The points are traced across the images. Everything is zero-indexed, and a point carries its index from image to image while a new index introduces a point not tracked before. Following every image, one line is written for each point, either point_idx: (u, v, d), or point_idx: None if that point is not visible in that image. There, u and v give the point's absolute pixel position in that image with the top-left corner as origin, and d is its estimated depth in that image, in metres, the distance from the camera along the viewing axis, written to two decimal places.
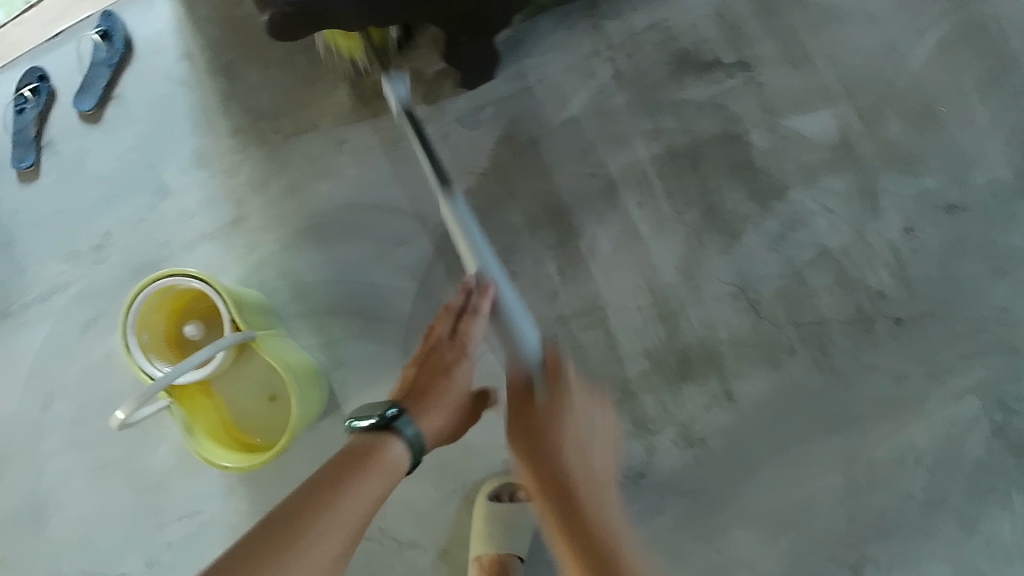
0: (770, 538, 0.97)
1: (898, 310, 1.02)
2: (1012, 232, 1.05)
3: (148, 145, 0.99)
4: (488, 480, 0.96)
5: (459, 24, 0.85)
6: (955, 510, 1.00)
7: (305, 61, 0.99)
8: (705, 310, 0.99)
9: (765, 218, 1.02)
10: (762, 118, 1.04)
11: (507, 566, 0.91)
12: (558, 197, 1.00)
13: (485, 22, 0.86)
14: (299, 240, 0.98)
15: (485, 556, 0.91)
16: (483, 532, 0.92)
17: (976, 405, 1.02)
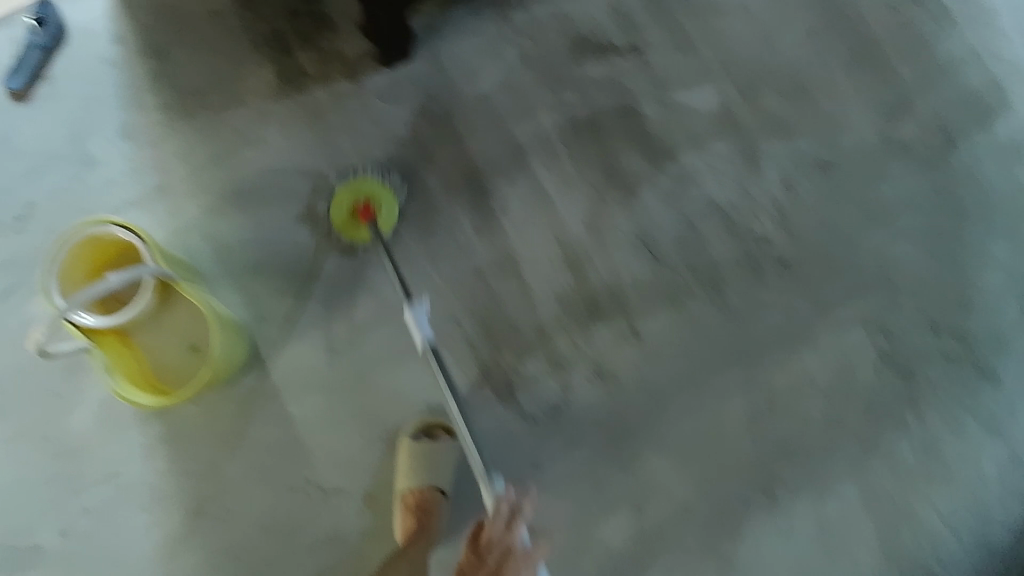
0: (682, 465, 1.04)
1: (784, 254, 1.13)
2: (882, 183, 1.21)
3: (76, 120, 1.04)
4: (409, 424, 0.99)
5: None
6: (858, 432, 1.11)
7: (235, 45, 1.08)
8: (610, 258, 1.07)
9: (657, 176, 1.11)
10: (651, 92, 1.15)
11: (429, 501, 0.94)
12: (471, 161, 1.08)
13: None
14: (224, 205, 1.03)
15: (408, 495, 0.94)
16: (408, 470, 0.95)
17: (862, 335, 1.14)
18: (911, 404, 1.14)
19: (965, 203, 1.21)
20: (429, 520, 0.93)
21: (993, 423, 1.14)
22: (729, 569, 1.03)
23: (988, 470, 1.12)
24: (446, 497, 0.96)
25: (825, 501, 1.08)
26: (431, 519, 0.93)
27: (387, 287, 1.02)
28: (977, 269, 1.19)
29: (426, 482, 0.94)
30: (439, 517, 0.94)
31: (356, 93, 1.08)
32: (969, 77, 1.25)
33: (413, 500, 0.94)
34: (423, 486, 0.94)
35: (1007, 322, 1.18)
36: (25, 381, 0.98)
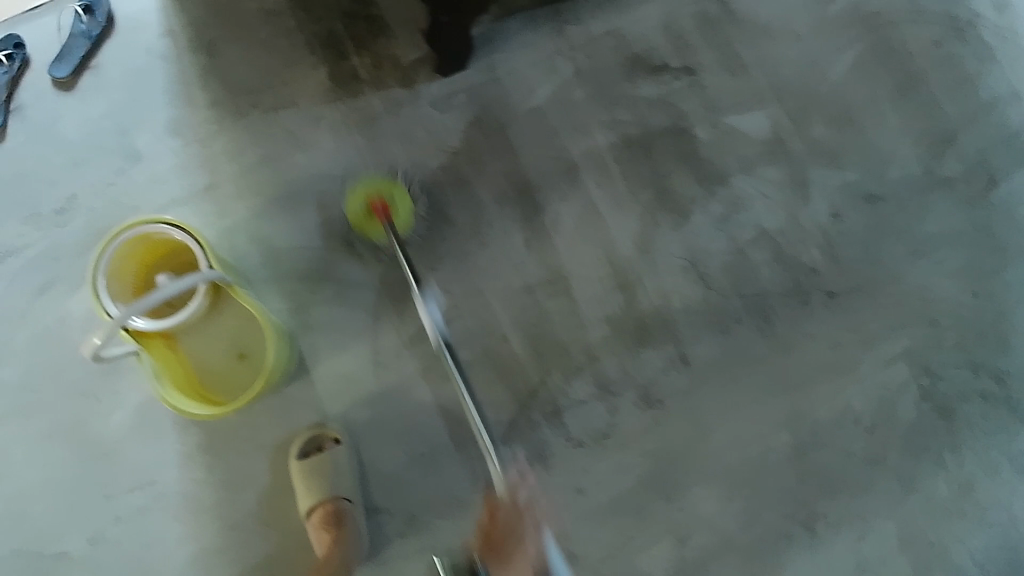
0: (726, 496, 1.03)
1: (832, 285, 1.12)
2: (926, 218, 1.17)
3: (122, 113, 1.00)
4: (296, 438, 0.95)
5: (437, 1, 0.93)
6: (897, 469, 1.10)
7: (284, 44, 1.04)
8: (660, 281, 1.06)
9: (710, 201, 1.10)
10: (705, 115, 1.13)
11: (337, 511, 0.90)
12: (524, 175, 1.05)
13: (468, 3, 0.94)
14: (271, 207, 1.00)
15: (316, 512, 0.90)
16: (302, 484, 0.91)
17: (905, 371, 1.13)
18: (949, 443, 1.12)
19: (1004, 241, 1.18)
20: (336, 529, 0.89)
21: (1019, 459, 1.12)
22: None
23: (1016, 509, 1.10)
24: (351, 502, 0.92)
25: (865, 538, 1.06)
26: (342, 526, 0.89)
27: (437, 301, 1.01)
28: (1015, 304, 1.16)
29: (325, 494, 0.90)
30: (353, 521, 0.91)
31: (410, 99, 1.05)
32: (1011, 112, 1.22)
33: (319, 513, 0.90)
34: (326, 495, 0.90)
35: None
36: (60, 380, 0.94)
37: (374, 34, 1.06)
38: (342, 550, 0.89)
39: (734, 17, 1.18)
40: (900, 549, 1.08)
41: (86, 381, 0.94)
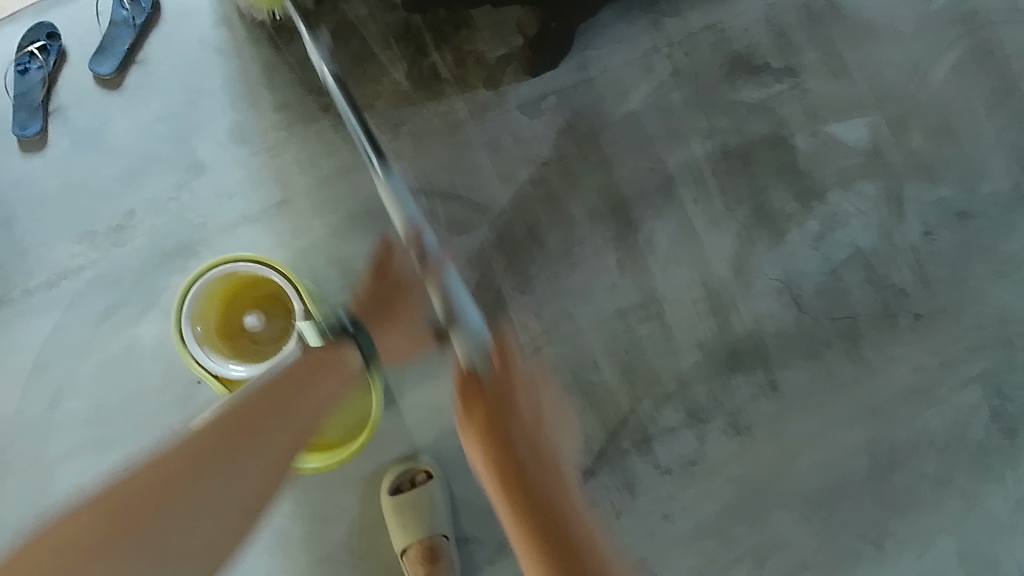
0: (805, 517, 1.04)
1: (920, 306, 1.09)
2: (1013, 235, 1.13)
3: (177, 116, 0.90)
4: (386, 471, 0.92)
5: None
6: (962, 486, 1.11)
7: (358, 37, 0.93)
8: (753, 304, 1.02)
9: (807, 218, 1.04)
10: (806, 122, 1.05)
11: (434, 548, 0.89)
12: (618, 191, 0.98)
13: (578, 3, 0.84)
14: (348, 226, 0.91)
15: (412, 549, 0.89)
16: (397, 522, 0.90)
17: (979, 394, 1.12)
18: (1010, 460, 1.13)
19: None
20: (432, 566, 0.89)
21: None
22: None
23: None
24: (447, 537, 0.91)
25: (929, 553, 1.09)
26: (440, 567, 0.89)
27: (526, 327, 0.96)
28: None
29: (423, 532, 0.89)
30: (450, 560, 0.90)
31: (496, 102, 0.95)
32: None
33: (416, 552, 0.89)
34: (424, 536, 0.89)
35: None
36: (133, 412, 0.90)
37: (455, 26, 0.94)
38: None
39: (838, 13, 1.08)
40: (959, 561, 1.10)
41: (162, 413, 0.90)
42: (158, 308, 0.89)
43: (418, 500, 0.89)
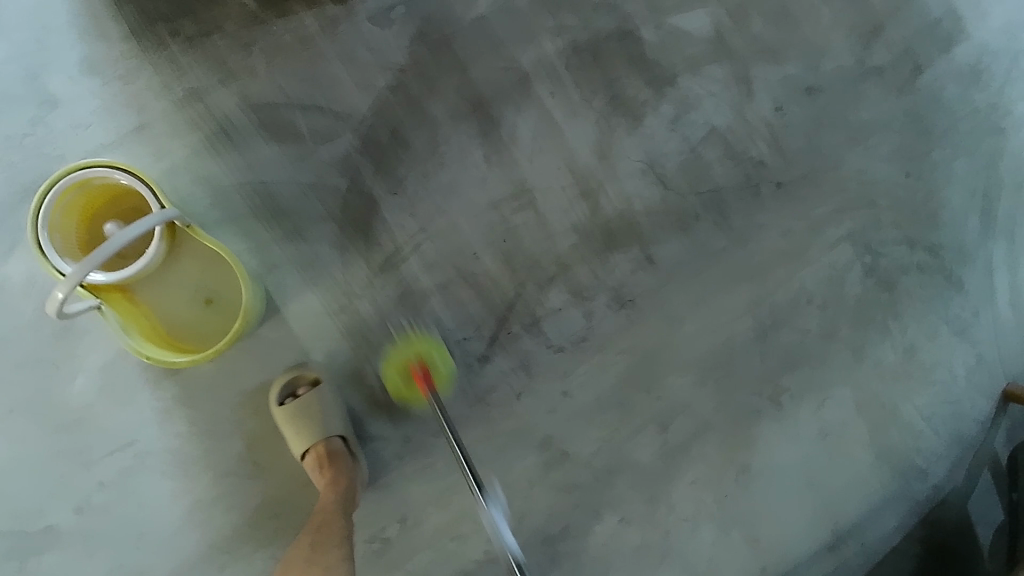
0: (700, 382, 1.09)
1: (781, 176, 1.17)
2: (861, 106, 1.23)
3: (27, 56, 0.91)
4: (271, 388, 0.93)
5: None
6: (849, 340, 1.19)
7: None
8: (620, 186, 1.08)
9: (661, 103, 1.11)
10: (649, 16, 1.12)
11: (330, 448, 0.90)
12: (477, 91, 1.02)
13: None
14: (210, 145, 0.93)
15: (311, 453, 0.90)
16: (289, 428, 0.91)
17: (850, 252, 1.20)
18: (893, 311, 1.21)
19: (929, 125, 1.25)
20: (333, 466, 0.89)
21: (954, 323, 1.23)
22: (744, 471, 1.11)
23: (956, 367, 1.21)
24: (345, 439, 0.93)
25: (825, 404, 1.16)
26: (338, 465, 0.89)
27: (403, 228, 0.99)
28: (943, 185, 1.24)
29: (317, 433, 0.90)
30: (347, 459, 0.91)
31: (346, 15, 0.98)
32: (929, 1, 1.26)
33: (314, 455, 0.90)
34: (318, 436, 0.90)
35: (966, 232, 1.24)
36: (12, 350, 0.89)
37: None
38: (342, 482, 0.87)
39: None
40: (857, 411, 1.18)
41: (41, 348, 0.89)
42: (25, 243, 0.89)
43: (308, 400, 0.91)
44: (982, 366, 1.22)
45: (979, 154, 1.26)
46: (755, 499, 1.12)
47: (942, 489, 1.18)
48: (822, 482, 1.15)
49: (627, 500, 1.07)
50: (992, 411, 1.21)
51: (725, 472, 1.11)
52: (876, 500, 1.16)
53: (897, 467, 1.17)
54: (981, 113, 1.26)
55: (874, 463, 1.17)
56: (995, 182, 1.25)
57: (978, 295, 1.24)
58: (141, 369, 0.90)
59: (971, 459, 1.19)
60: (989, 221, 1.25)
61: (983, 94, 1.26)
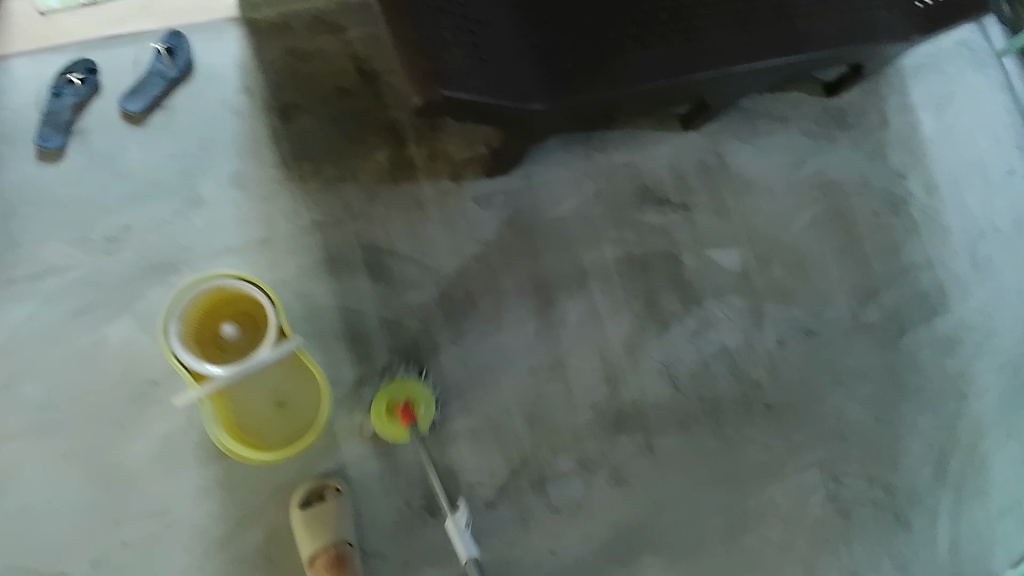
0: (668, 566, 1.22)
1: (772, 399, 1.36)
2: (848, 353, 1.45)
3: (189, 157, 1.08)
4: (298, 489, 1.03)
5: (514, 136, 1.09)
6: (803, 556, 1.33)
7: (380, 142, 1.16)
8: (640, 380, 1.25)
9: (686, 317, 1.32)
10: (692, 245, 1.36)
11: (340, 554, 0.98)
12: (544, 275, 1.22)
13: (535, 138, 1.14)
14: (316, 269, 1.09)
15: (320, 556, 0.98)
16: (307, 534, 0.99)
17: (817, 476, 1.37)
18: (844, 537, 1.36)
19: (906, 382, 1.47)
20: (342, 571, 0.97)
21: (896, 559, 1.38)
22: None
23: None
24: (352, 546, 1.01)
25: None
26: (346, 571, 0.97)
27: (452, 372, 1.13)
28: (908, 436, 1.44)
29: (329, 538, 0.99)
30: (354, 565, 0.99)
31: (455, 192, 1.19)
32: (921, 279, 1.53)
33: (323, 558, 0.98)
34: (330, 539, 0.99)
35: (918, 479, 1.43)
36: (86, 403, 0.98)
37: (433, 129, 1.19)
38: None
39: (725, 168, 1.43)
40: None
41: (112, 407, 0.99)
42: (130, 312, 1.01)
43: (327, 509, 1.00)
44: None
45: (942, 415, 1.47)
46: None
47: None
48: None
49: None
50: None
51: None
52: None
53: None
54: (951, 381, 1.48)
55: None
56: (951, 443, 1.45)
57: (921, 538, 1.40)
58: (194, 448, 1.00)
59: None
60: (941, 477, 1.43)
61: (954, 363, 1.49)
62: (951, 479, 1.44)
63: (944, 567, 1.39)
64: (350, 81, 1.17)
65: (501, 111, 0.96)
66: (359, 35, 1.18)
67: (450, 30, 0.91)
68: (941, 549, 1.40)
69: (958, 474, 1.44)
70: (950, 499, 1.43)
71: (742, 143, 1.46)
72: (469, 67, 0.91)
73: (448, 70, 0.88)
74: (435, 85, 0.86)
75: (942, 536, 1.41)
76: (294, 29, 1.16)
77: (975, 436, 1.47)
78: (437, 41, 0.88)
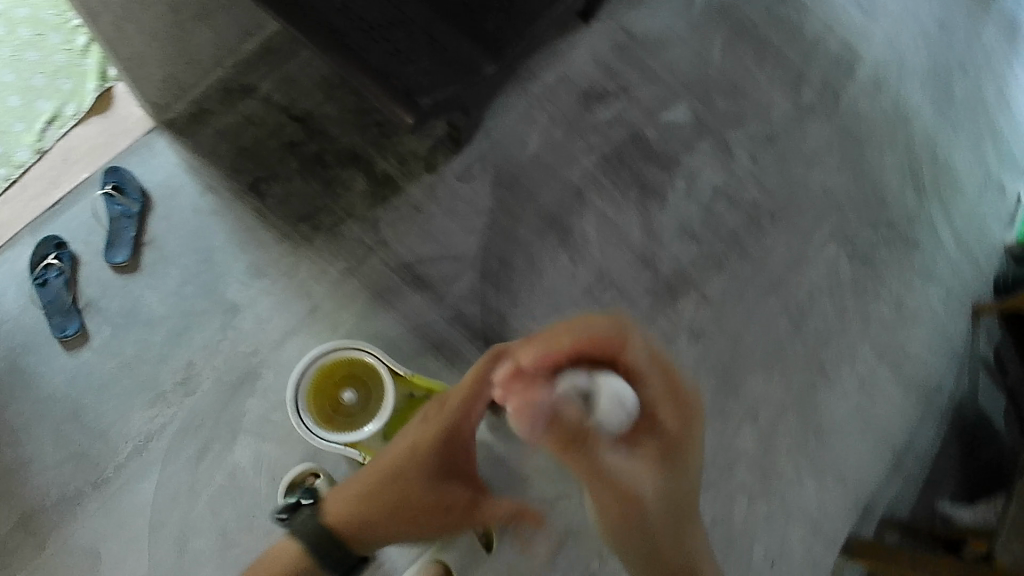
0: (768, 376, 1.34)
1: (770, 208, 1.43)
2: (806, 139, 1.49)
3: (200, 276, 1.11)
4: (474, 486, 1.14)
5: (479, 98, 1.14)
6: (858, 311, 1.40)
7: (353, 171, 1.19)
8: (669, 251, 1.36)
9: (674, 180, 1.41)
10: (647, 119, 1.42)
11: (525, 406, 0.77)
12: (549, 209, 1.30)
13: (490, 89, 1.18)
14: (371, 307, 1.15)
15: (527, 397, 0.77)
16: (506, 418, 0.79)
17: (835, 249, 1.43)
18: (878, 280, 1.42)
19: (860, 136, 1.51)
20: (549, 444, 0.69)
21: (922, 270, 1.45)
22: (819, 432, 1.32)
23: (936, 305, 1.43)
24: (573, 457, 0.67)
25: (855, 364, 1.37)
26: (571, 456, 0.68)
27: (529, 328, 1.23)
28: (885, 176, 1.49)
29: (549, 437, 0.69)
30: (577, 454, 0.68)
31: (439, 180, 1.24)
32: (828, 43, 1.56)
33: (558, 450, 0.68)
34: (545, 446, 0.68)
35: (907, 203, 1.48)
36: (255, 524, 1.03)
37: (388, 135, 1.22)
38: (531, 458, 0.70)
39: (636, 39, 1.47)
40: (881, 362, 1.38)
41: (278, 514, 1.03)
42: (244, 431, 1.06)
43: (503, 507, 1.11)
44: (955, 295, 1.45)
45: (898, 141, 1.52)
46: (832, 457, 1.31)
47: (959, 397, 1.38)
48: (883, 430, 1.34)
49: (748, 484, 1.28)
50: (968, 328, 1.42)
51: (804, 445, 1.31)
52: (929, 438, 1.35)
53: (920, 393, 1.37)
54: (892, 113, 1.53)
55: (907, 395, 1.37)
56: (917, 162, 1.51)
57: (931, 245, 1.47)
58: None
59: (965, 367, 1.40)
60: (921, 191, 1.50)
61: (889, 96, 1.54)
62: (932, 190, 1.50)
63: (957, 255, 1.47)
64: (293, 131, 1.18)
65: (467, 89, 1.02)
66: (272, 84, 1.19)
67: (385, 48, 0.95)
68: (950, 244, 1.47)
69: (932, 181, 1.51)
70: (938, 205, 1.49)
71: (635, 9, 1.50)
72: (423, 69, 0.97)
73: (414, 85, 0.94)
74: (413, 103, 0.93)
75: (947, 236, 1.48)
76: (213, 109, 1.17)
77: (932, 141, 1.53)
78: (387, 65, 0.94)
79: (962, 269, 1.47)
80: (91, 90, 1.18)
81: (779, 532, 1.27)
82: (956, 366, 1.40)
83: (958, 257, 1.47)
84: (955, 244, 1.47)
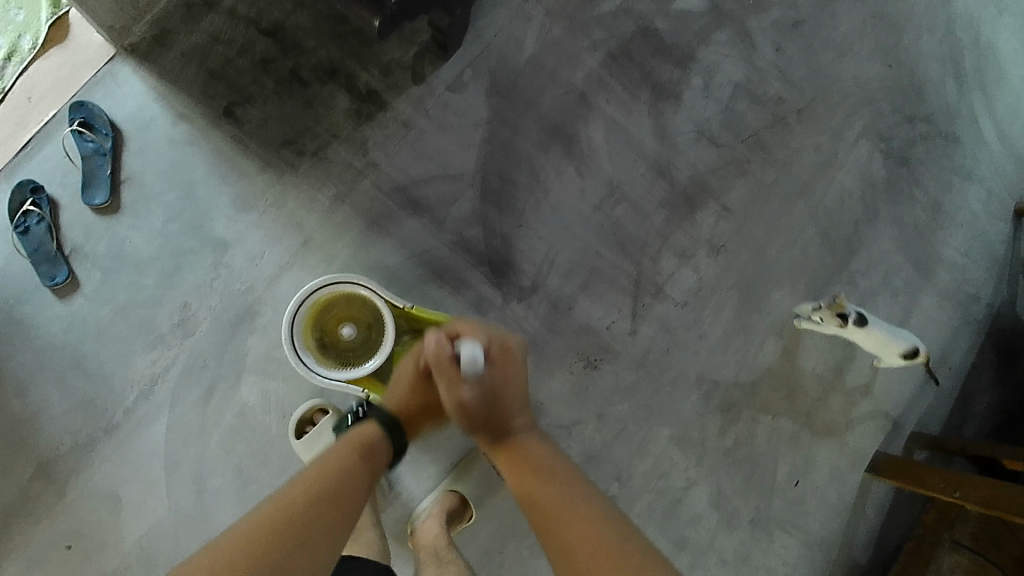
0: (796, 288, 1.23)
1: (797, 103, 1.27)
2: (836, 22, 1.30)
3: (183, 213, 1.05)
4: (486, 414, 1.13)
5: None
6: (892, 215, 1.26)
7: (333, 90, 1.09)
8: (686, 158, 1.23)
9: (690, 77, 1.25)
10: (657, 8, 1.25)
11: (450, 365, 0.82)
12: (551, 118, 1.19)
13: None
14: (365, 237, 1.09)
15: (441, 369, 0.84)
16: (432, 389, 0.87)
17: (869, 146, 1.27)
18: (914, 180, 1.28)
19: (898, 17, 1.31)
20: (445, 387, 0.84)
21: (963, 169, 1.29)
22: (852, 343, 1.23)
23: (976, 207, 1.29)
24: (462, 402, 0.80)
25: (887, 273, 1.25)
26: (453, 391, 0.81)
27: (537, 249, 1.16)
28: (924, 64, 1.30)
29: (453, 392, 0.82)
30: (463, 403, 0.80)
31: (428, 92, 1.13)
32: None
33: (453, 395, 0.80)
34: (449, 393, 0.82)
35: (947, 94, 1.30)
36: (269, 460, 1.03)
37: (368, 45, 1.11)
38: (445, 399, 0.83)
39: None
40: (916, 270, 1.26)
41: (292, 450, 1.02)
42: (248, 370, 1.03)
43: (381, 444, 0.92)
44: (996, 196, 1.30)
45: (939, 23, 1.31)
46: (866, 371, 1.22)
47: (994, 306, 1.27)
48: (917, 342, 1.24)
49: (774, 404, 1.21)
50: (1008, 230, 1.29)
51: (831, 359, 1.22)
52: (967, 348, 1.26)
53: (956, 301, 1.26)
54: None
55: (943, 305, 1.26)
56: (959, 46, 1.31)
57: (971, 140, 1.30)
58: None
59: (1004, 273, 1.28)
60: (965, 80, 1.31)
61: None
62: (975, 78, 1.31)
63: (1002, 153, 1.31)
64: (264, 47, 1.07)
65: None
66: None
67: None
68: (991, 139, 1.31)
69: (976, 67, 1.31)
70: (982, 95, 1.31)
71: None
72: None
73: None
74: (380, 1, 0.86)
75: (989, 129, 1.31)
76: (175, 29, 1.07)
77: (977, 22, 1.32)
78: None
79: (1006, 164, 1.31)
80: (45, 19, 1.07)
81: (805, 451, 1.21)
82: (994, 270, 1.28)
83: (1003, 154, 1.31)
84: (998, 138, 1.30)
